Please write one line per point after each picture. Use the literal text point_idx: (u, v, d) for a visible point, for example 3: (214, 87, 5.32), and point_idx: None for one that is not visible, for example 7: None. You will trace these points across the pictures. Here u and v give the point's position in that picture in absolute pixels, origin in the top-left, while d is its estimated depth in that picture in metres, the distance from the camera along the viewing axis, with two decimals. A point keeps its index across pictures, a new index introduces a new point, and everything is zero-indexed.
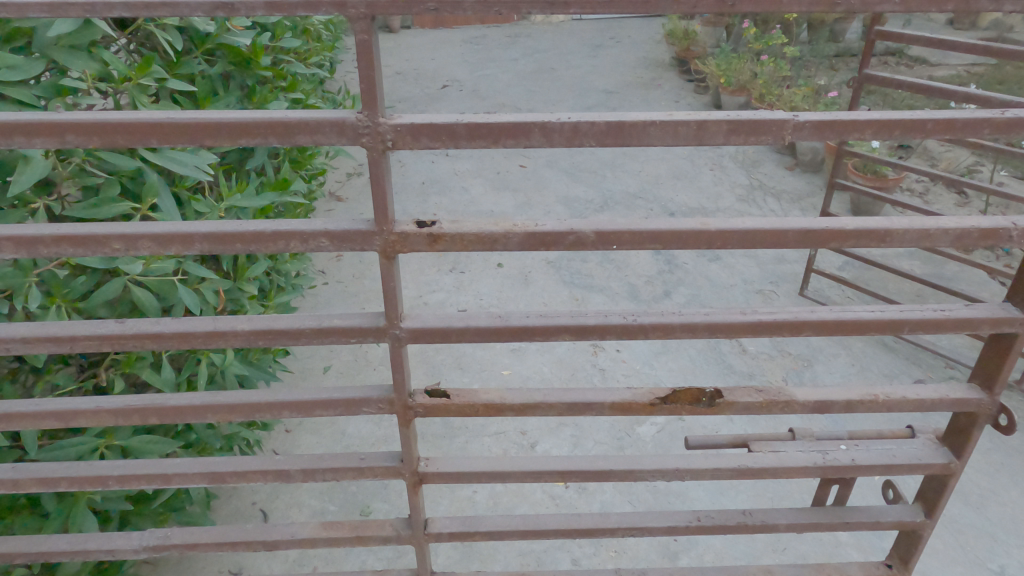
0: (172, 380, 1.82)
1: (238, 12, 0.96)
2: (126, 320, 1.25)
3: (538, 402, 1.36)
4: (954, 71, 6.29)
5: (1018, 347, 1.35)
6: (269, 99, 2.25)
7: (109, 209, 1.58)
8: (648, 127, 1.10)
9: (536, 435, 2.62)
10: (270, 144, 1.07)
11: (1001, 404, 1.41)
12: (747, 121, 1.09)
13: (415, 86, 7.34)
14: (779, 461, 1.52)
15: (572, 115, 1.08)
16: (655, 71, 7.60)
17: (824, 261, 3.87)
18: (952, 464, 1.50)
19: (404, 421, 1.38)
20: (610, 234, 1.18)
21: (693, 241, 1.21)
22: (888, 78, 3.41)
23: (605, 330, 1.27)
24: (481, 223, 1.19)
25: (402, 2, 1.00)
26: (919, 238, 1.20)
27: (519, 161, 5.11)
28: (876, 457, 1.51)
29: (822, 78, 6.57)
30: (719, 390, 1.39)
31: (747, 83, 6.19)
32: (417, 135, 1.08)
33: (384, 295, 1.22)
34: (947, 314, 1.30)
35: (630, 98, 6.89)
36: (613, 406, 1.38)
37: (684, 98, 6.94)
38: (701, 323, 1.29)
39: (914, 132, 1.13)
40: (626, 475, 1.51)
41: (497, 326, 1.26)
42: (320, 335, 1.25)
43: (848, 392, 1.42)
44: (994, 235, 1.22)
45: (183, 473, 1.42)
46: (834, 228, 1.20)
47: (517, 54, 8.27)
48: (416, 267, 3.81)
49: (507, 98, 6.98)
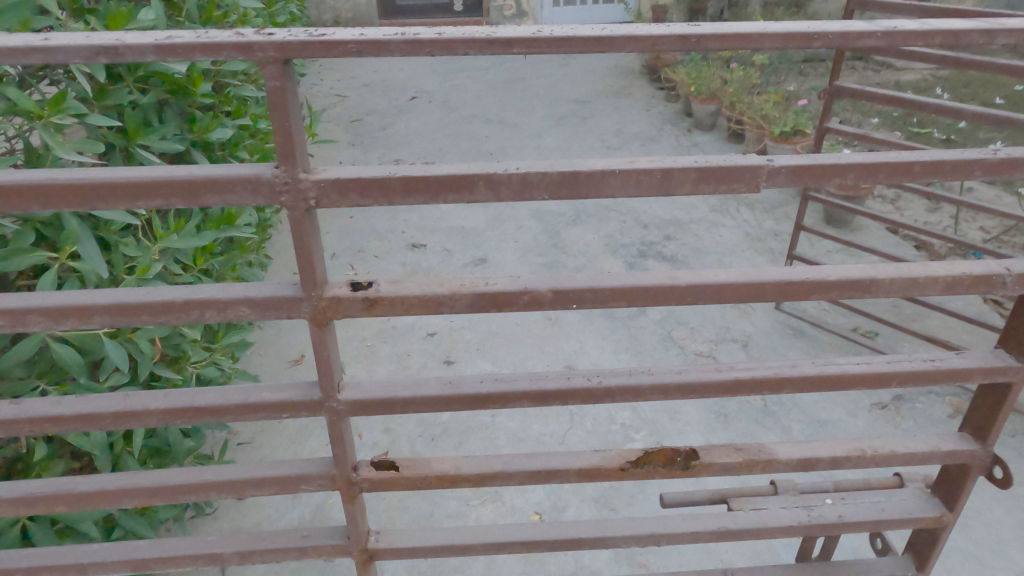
0: (103, 442, 1.67)
1: (124, 58, 0.84)
2: (24, 400, 1.11)
3: (499, 470, 1.25)
4: (920, 75, 6.38)
5: (1011, 398, 1.28)
6: (212, 128, 2.10)
7: (22, 259, 1.43)
8: (607, 177, 1.02)
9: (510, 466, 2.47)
10: (173, 204, 0.94)
11: (997, 457, 1.33)
12: (715, 168, 1.02)
13: (383, 98, 7.26)
14: (761, 520, 1.41)
15: (523, 166, 0.99)
16: (626, 79, 7.64)
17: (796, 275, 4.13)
18: (944, 517, 1.42)
19: (347, 498, 1.24)
20: (569, 292, 1.08)
21: (663, 296, 1.11)
22: (858, 90, 3.38)
23: (568, 393, 1.17)
24: (425, 285, 1.08)
25: (315, 45, 0.88)
26: (907, 286, 1.13)
27: None
28: (865, 513, 1.42)
29: (790, 85, 6.67)
30: (695, 450, 1.29)
31: (718, 91, 6.26)
32: (343, 192, 0.96)
33: (319, 364, 1.10)
34: (937, 365, 1.22)
35: (602, 107, 7.01)
36: (581, 471, 1.27)
37: (654, 107, 7.00)
38: (672, 383, 1.19)
39: (882, 178, 1.08)
40: (597, 543, 1.38)
41: (446, 394, 1.15)
42: (250, 409, 1.12)
43: (834, 448, 1.34)
44: (987, 282, 1.14)
45: (101, 563, 1.26)
46: (815, 279, 1.11)
47: (488, 63, 8.24)
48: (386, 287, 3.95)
49: (476, 110, 6.93)
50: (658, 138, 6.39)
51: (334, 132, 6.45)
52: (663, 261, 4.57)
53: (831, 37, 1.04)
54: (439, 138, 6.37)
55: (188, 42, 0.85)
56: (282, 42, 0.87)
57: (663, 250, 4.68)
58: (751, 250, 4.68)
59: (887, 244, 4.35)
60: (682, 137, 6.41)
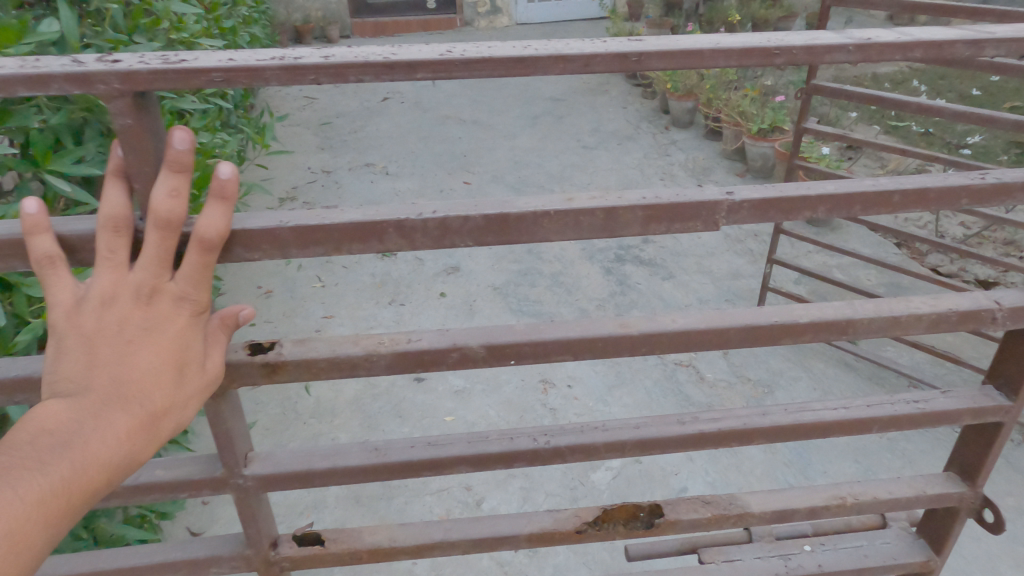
0: None
1: None
2: None
3: (439, 541, 1.46)
4: (896, 69, 6.44)
5: (999, 439, 1.47)
6: None
7: None
8: (541, 219, 1.14)
9: (481, 492, 2.91)
10: (10, 262, 1.05)
11: (985, 497, 1.52)
12: (661, 206, 1.14)
13: (354, 99, 7.11)
14: (733, 570, 1.60)
15: (440, 211, 1.12)
16: (602, 76, 7.63)
17: (779, 278, 4.27)
18: (932, 560, 1.62)
19: (267, 574, 1.48)
20: (506, 348, 1.25)
21: (623, 347, 1.28)
22: (836, 91, 3.29)
23: (515, 456, 1.42)
24: (338, 346, 1.24)
25: (163, 76, 0.96)
26: (886, 326, 1.27)
27: (463, 178, 5.49)
28: (844, 560, 1.60)
29: (767, 80, 6.68)
30: (657, 508, 1.49)
31: (694, 88, 6.22)
32: (230, 248, 1.09)
33: (218, 438, 1.29)
34: (918, 408, 1.44)
35: (578, 105, 6.90)
36: (536, 536, 1.48)
37: (631, 105, 6.93)
38: (633, 442, 1.45)
39: (839, 209, 1.19)
40: None
41: (363, 465, 1.39)
42: (142, 493, 1.33)
43: (811, 499, 1.52)
44: (978, 317, 1.28)
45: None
46: (781, 325, 1.26)
47: None
48: (353, 302, 4.09)
49: (449, 110, 6.80)
50: (635, 137, 6.28)
51: (302, 136, 6.25)
52: (641, 264, 4.47)
53: (795, 50, 1.06)
54: (410, 140, 6.20)
55: (15, 75, 0.92)
56: (128, 74, 0.95)
57: (641, 254, 4.58)
58: (730, 253, 4.60)
59: (866, 244, 4.31)
60: (659, 135, 6.31)
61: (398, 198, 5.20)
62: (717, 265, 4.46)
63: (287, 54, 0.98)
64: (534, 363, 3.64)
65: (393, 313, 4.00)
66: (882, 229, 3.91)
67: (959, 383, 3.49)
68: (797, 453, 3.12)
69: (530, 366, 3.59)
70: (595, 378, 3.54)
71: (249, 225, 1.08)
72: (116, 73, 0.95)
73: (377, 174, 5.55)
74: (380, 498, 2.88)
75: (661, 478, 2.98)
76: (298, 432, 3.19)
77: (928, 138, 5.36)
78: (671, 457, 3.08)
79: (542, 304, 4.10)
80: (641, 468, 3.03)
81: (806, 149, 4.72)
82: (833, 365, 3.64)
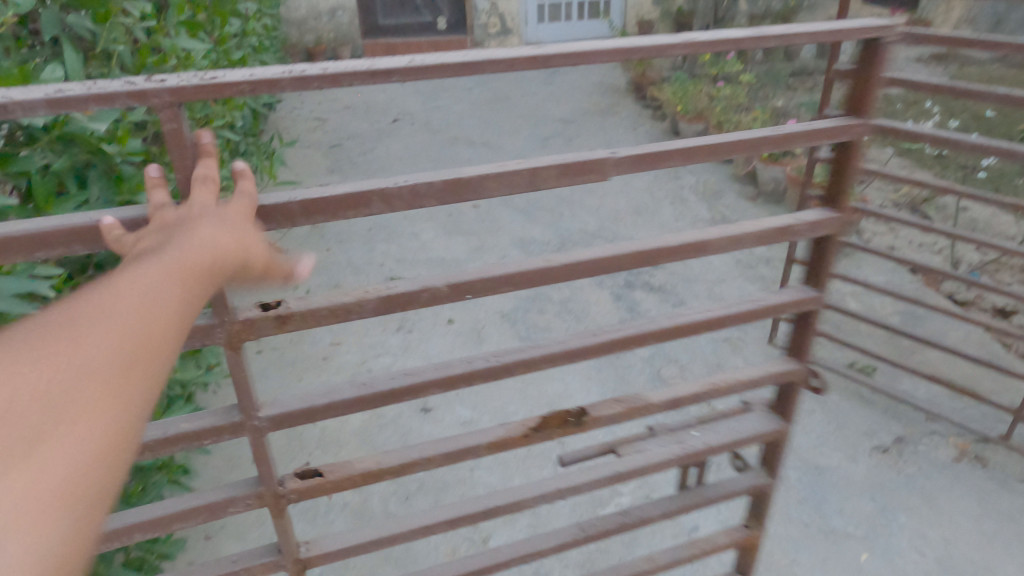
0: None
1: (15, 114, 0.93)
2: None
3: (417, 459, 1.50)
4: (907, 93, 6.49)
5: (813, 324, 1.78)
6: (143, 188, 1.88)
7: None
8: (483, 181, 1.24)
9: (490, 528, 2.74)
10: (73, 248, 1.03)
11: (809, 369, 1.84)
12: (573, 163, 1.27)
13: (364, 120, 7.15)
14: (644, 459, 1.78)
15: (410, 179, 1.19)
16: (611, 97, 7.68)
17: (791, 306, 4.23)
18: (785, 427, 1.91)
19: (277, 511, 1.46)
20: (461, 286, 1.34)
21: (541, 277, 1.41)
22: (849, 120, 3.30)
23: (470, 375, 1.45)
24: (332, 295, 1.27)
25: (205, 87, 1.00)
26: (726, 244, 1.54)
27: (472, 201, 5.47)
28: (725, 437, 1.84)
29: (778, 101, 6.70)
30: (584, 409, 1.59)
31: (704, 110, 6.23)
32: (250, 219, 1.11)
33: (238, 383, 1.28)
34: (759, 304, 1.66)
35: (588, 126, 6.92)
36: (490, 445, 1.54)
37: (641, 126, 6.93)
38: (562, 352, 1.51)
39: (696, 156, 1.39)
40: (512, 507, 1.69)
41: (360, 394, 1.37)
42: (169, 443, 1.29)
43: (693, 386, 1.73)
44: (784, 233, 1.59)
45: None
46: (656, 247, 1.48)
47: (472, 84, 8.24)
48: (361, 327, 4.06)
49: (459, 131, 6.81)
50: (645, 159, 6.26)
51: (312, 158, 6.27)
52: (652, 291, 4.43)
53: (649, 50, 1.27)
54: (418, 162, 6.20)
55: (81, 95, 0.95)
56: (175, 88, 0.99)
57: (651, 280, 4.54)
58: (742, 278, 4.54)
59: (880, 272, 4.26)
60: (670, 157, 6.28)
61: (407, 221, 5.19)
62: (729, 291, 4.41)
63: (296, 66, 1.04)
64: (542, 393, 3.58)
65: (400, 340, 3.96)
66: (902, 262, 3.80)
67: (978, 417, 3.41)
68: (811, 489, 3.04)
69: (538, 398, 3.52)
70: None
71: (268, 198, 1.12)
72: (165, 89, 0.98)
73: (386, 196, 5.54)
74: None
75: None
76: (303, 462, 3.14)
77: (941, 162, 5.32)
78: None
79: (551, 332, 4.06)
80: None
81: (819, 175, 4.73)
82: (848, 398, 3.56)
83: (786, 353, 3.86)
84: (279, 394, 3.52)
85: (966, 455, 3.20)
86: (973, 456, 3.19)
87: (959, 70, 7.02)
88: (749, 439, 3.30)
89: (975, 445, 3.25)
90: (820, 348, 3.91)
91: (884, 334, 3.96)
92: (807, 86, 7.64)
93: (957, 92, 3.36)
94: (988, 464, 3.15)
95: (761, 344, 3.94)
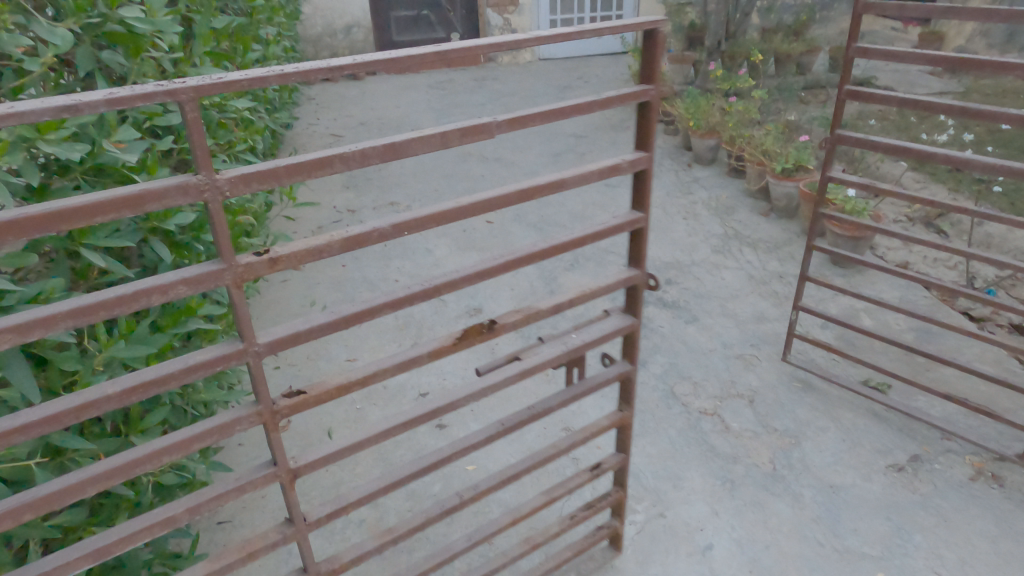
0: None
1: (82, 113, 1.03)
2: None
3: (376, 370, 1.67)
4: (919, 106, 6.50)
5: (646, 238, 2.08)
6: (170, 214, 1.94)
7: None
8: (410, 142, 1.47)
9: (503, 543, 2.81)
10: (113, 215, 1.18)
11: (649, 273, 2.15)
12: (470, 126, 1.52)
13: (378, 137, 7.24)
14: (542, 359, 2.03)
15: (359, 144, 1.40)
16: (623, 112, 7.74)
17: (805, 322, 4.24)
18: (635, 321, 2.22)
19: (274, 426, 1.57)
20: (402, 224, 1.53)
21: (456, 214, 1.63)
22: (861, 139, 3.32)
23: (412, 297, 1.64)
24: (307, 237, 1.44)
25: (221, 81, 1.19)
26: (581, 180, 1.83)
27: (485, 217, 5.52)
28: (595, 334, 2.13)
29: (790, 115, 6.73)
30: (494, 318, 1.81)
31: (716, 126, 6.26)
32: (249, 182, 1.30)
33: (241, 318, 1.41)
34: (605, 225, 1.96)
35: (599, 141, 6.97)
36: (430, 353, 1.74)
37: (653, 141, 6.98)
38: (470, 271, 1.75)
39: (551, 117, 1.68)
40: (449, 407, 1.91)
41: (333, 317, 1.54)
42: (190, 371, 1.39)
43: (565, 296, 2.01)
44: (617, 169, 1.89)
45: (61, 565, 1.38)
46: (532, 184, 1.74)
47: (484, 99, 8.33)
48: (377, 343, 4.11)
49: (472, 147, 6.89)
50: (657, 174, 6.30)
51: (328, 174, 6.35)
52: (664, 306, 4.45)
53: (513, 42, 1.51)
54: (432, 178, 6.27)
55: (128, 93, 1.10)
56: (197, 85, 1.16)
57: (664, 296, 4.56)
58: (755, 294, 4.55)
59: (894, 288, 4.26)
60: (681, 172, 6.32)
61: (421, 237, 5.25)
62: (742, 307, 4.42)
63: (284, 65, 1.22)
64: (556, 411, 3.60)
65: None
66: (916, 280, 3.80)
67: (995, 435, 3.39)
68: (826, 508, 3.03)
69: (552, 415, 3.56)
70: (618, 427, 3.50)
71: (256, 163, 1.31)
72: None
73: (400, 212, 5.61)
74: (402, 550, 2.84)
75: (686, 534, 2.93)
76: (319, 478, 3.17)
77: (955, 176, 5.32)
78: (695, 512, 3.03)
79: None
80: (665, 523, 2.98)
81: (832, 191, 4.75)
82: (862, 416, 3.55)
83: (799, 370, 3.86)
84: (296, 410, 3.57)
85: (983, 474, 3.19)
86: (990, 475, 3.18)
87: (973, 83, 7.02)
88: (763, 457, 3.30)
89: (992, 464, 3.23)
90: (834, 365, 3.91)
91: (898, 351, 3.95)
92: (818, 100, 7.66)
93: (971, 110, 3.37)
94: (1005, 484, 3.13)
95: (774, 360, 3.95)
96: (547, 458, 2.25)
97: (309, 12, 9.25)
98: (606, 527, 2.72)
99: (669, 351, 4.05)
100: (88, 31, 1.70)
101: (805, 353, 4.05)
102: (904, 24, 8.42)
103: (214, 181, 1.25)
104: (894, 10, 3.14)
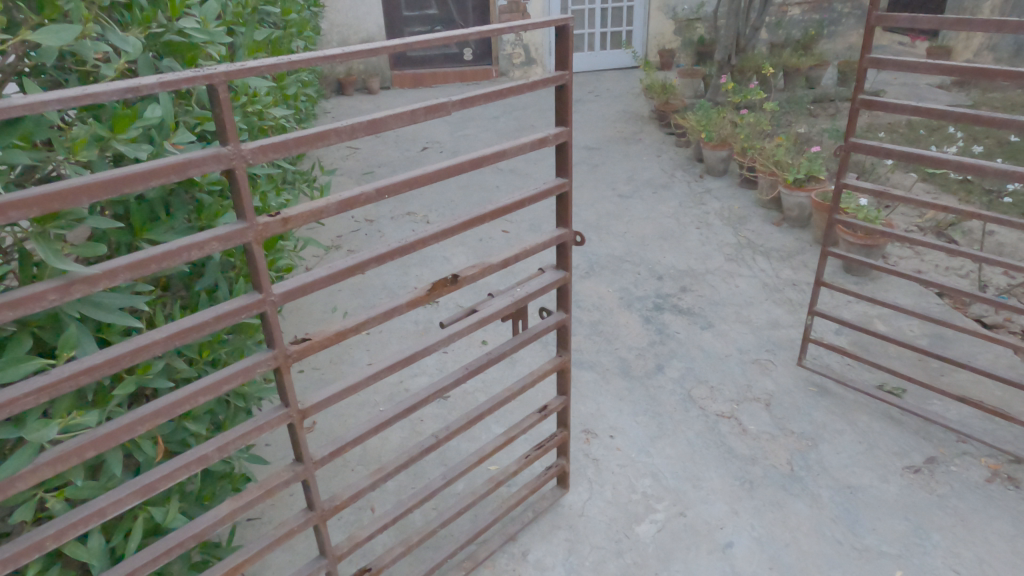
0: (100, 549, 1.69)
1: (143, 92, 1.33)
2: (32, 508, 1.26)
3: (365, 319, 1.98)
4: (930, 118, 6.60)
5: (570, 199, 2.46)
6: (221, 214, 2.03)
7: (17, 368, 1.39)
8: (388, 120, 1.78)
9: (528, 543, 2.96)
10: (163, 181, 1.44)
11: (575, 231, 2.53)
12: (433, 104, 1.85)
13: (395, 149, 7.38)
14: (493, 310, 2.41)
15: (348, 121, 1.70)
16: (635, 125, 7.86)
17: (820, 328, 4.30)
18: (568, 275, 2.61)
19: (285, 368, 1.81)
20: (383, 189, 1.84)
21: (422, 180, 1.96)
22: (874, 146, 3.40)
23: (394, 253, 1.97)
24: (307, 202, 1.73)
25: (244, 70, 1.48)
26: (516, 151, 2.20)
27: (502, 227, 5.61)
28: (535, 287, 2.51)
29: (801, 128, 6.82)
30: (455, 273, 2.17)
31: (728, 137, 6.35)
32: (265, 151, 1.59)
33: (259, 271, 1.67)
34: (538, 190, 2.35)
35: (612, 154, 7.09)
36: (408, 303, 2.08)
37: (665, 153, 7.08)
38: (433, 233, 2.10)
39: (495, 97, 2.01)
40: (423, 354, 2.26)
41: (333, 272, 1.82)
42: (221, 319, 1.63)
43: (508, 255, 2.38)
44: (544, 141, 2.26)
45: (116, 500, 1.55)
46: (480, 156, 2.09)
47: (498, 112, 8.48)
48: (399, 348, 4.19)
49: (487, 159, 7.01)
50: (670, 185, 6.39)
51: (346, 185, 6.48)
52: (680, 313, 4.52)
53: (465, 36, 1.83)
54: (449, 189, 6.38)
55: (176, 77, 1.38)
56: (227, 71, 1.45)
57: (679, 303, 4.64)
58: (769, 301, 4.62)
59: (908, 294, 4.31)
60: (694, 183, 6.41)
61: (438, 247, 5.36)
62: (757, 314, 4.48)
63: (290, 55, 1.54)
64: (576, 414, 3.67)
65: (435, 359, 4.06)
66: (930, 285, 3.84)
67: (1010, 438, 3.43)
68: (844, 508, 3.08)
69: (572, 418, 3.63)
70: (637, 428, 3.57)
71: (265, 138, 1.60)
72: None
73: (418, 221, 5.70)
74: (428, 547, 2.90)
75: (706, 532, 2.98)
76: (345, 477, 3.22)
77: (966, 187, 5.39)
78: (715, 511, 3.08)
79: (582, 353, 4.17)
80: (686, 522, 3.03)
81: (845, 200, 4.83)
82: (878, 419, 3.61)
83: (815, 375, 3.92)
84: (320, 412, 3.64)
85: (999, 475, 3.23)
86: (1006, 477, 3.22)
87: (982, 95, 7.10)
88: (781, 458, 3.36)
89: (1008, 466, 3.27)
90: (849, 369, 3.97)
91: (913, 356, 4.01)
92: (829, 112, 7.75)
93: (982, 118, 3.44)
94: (1021, 485, 3.17)
95: (789, 365, 4.01)
96: (504, 401, 2.62)
97: (327, 28, 9.47)
98: (556, 467, 3.06)
99: (685, 356, 4.12)
100: (151, 40, 1.83)
101: (820, 357, 4.12)
102: (912, 38, 8.52)
103: (239, 151, 1.54)
104: (905, 22, 3.23)
